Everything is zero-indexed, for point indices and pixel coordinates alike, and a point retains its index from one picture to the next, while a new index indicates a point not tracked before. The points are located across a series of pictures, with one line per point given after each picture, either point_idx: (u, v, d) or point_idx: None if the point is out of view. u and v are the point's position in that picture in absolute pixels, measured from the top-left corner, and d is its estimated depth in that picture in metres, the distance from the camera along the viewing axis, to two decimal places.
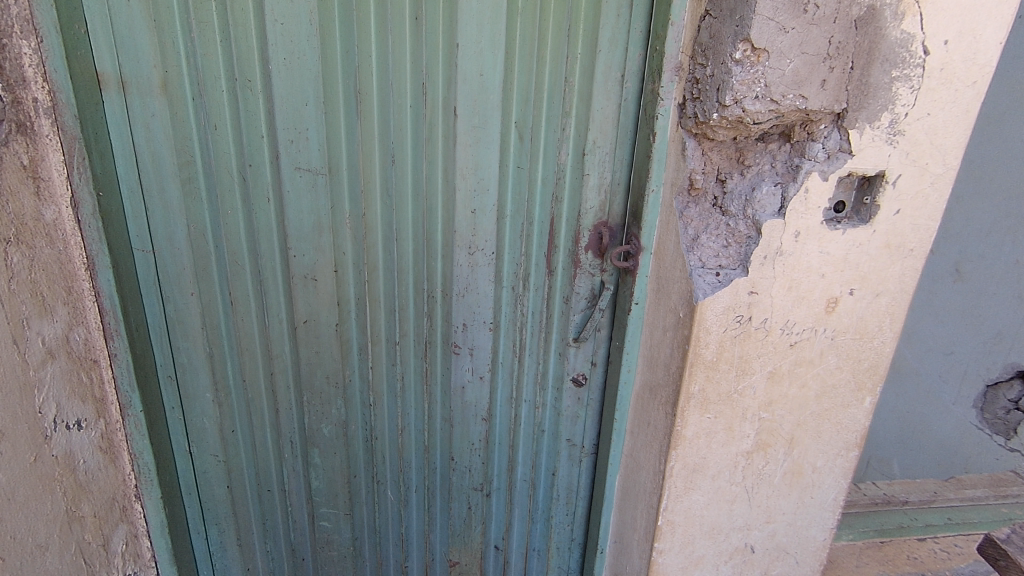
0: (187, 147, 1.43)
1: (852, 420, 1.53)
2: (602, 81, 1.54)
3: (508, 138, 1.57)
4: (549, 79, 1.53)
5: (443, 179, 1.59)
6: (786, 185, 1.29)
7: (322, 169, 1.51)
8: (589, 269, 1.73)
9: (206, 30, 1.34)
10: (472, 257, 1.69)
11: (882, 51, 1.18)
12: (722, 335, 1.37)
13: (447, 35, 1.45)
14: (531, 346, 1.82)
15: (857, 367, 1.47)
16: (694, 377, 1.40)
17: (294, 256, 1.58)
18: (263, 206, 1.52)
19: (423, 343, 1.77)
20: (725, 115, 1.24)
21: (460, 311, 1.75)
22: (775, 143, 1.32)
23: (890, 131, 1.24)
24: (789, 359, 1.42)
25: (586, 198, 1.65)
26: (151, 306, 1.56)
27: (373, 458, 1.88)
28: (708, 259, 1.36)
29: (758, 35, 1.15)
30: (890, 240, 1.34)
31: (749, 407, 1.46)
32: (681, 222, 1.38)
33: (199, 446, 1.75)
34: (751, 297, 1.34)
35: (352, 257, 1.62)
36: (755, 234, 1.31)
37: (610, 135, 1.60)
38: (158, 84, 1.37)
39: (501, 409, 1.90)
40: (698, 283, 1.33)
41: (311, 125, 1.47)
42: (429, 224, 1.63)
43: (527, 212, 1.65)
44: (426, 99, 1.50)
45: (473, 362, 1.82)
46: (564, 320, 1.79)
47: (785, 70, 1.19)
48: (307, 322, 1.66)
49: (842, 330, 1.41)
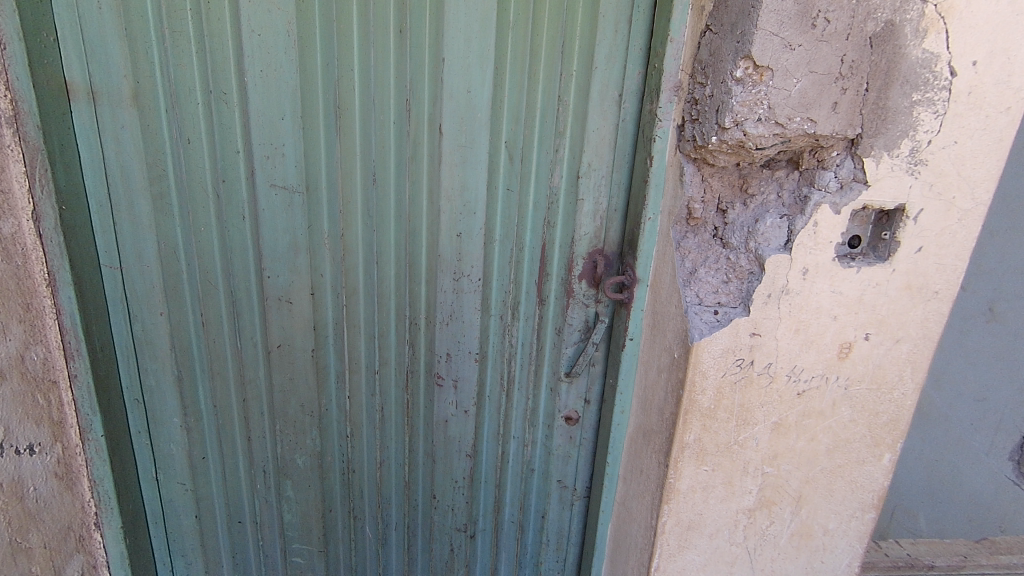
0: (159, 160, 1.37)
1: (869, 479, 1.36)
2: (598, 101, 1.45)
3: (498, 159, 1.48)
4: (541, 97, 1.43)
5: (427, 201, 1.50)
6: (793, 217, 1.15)
7: (298, 187, 1.44)
8: (583, 299, 1.62)
9: (180, 40, 1.29)
10: (458, 283, 1.59)
11: (902, 71, 1.04)
12: (721, 381, 1.23)
13: (433, 49, 1.38)
14: (519, 380, 1.71)
15: (874, 422, 1.30)
16: (688, 426, 1.26)
17: (269, 276, 1.51)
18: (237, 224, 1.45)
19: (404, 372, 1.67)
20: (725, 139, 1.11)
21: (444, 340, 1.64)
22: (782, 170, 1.19)
23: (911, 160, 1.09)
24: (797, 409, 1.27)
25: (580, 224, 1.55)
26: (118, 325, 1.49)
27: (350, 492, 1.78)
28: (705, 295, 1.23)
29: (760, 51, 1.01)
30: (912, 280, 1.18)
31: (751, 461, 1.31)
32: (678, 253, 1.27)
33: (167, 472, 1.66)
34: (753, 339, 1.20)
35: (330, 279, 1.54)
36: (757, 270, 1.17)
37: (607, 157, 1.49)
38: (129, 95, 1.31)
39: (488, 445, 1.78)
40: (694, 320, 1.21)
41: (287, 141, 1.40)
42: (413, 247, 1.54)
43: (517, 236, 1.55)
44: (410, 116, 1.42)
45: (457, 395, 1.71)
46: (556, 353, 1.69)
47: (791, 91, 1.04)
48: (280, 346, 1.58)
49: (857, 378, 1.26)
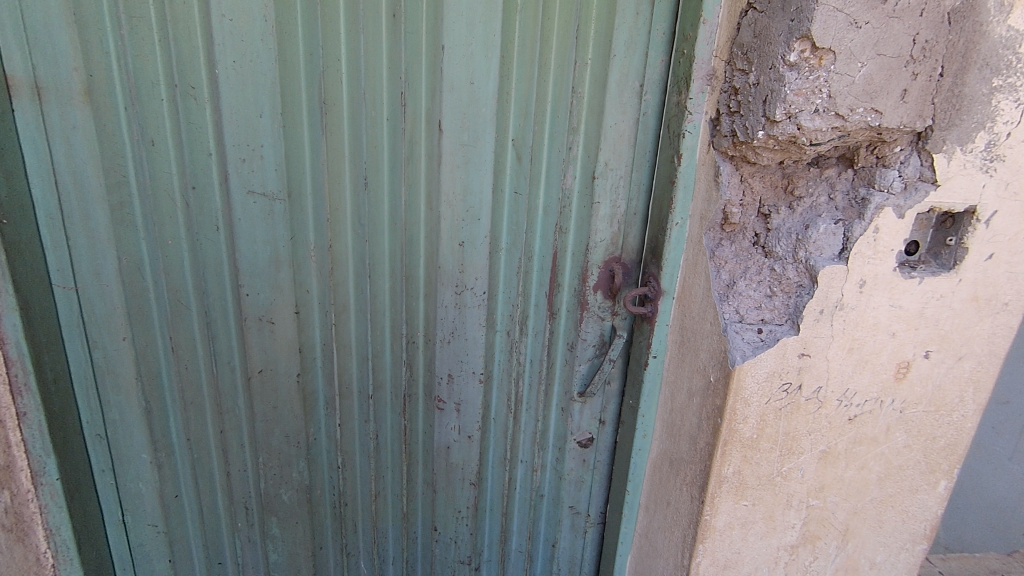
0: (117, 165, 1.19)
1: (921, 508, 1.23)
2: (617, 93, 1.30)
3: (504, 158, 1.32)
4: (552, 89, 1.28)
5: (426, 206, 1.34)
6: (849, 222, 1.01)
7: (279, 194, 1.27)
8: (598, 312, 1.47)
9: (138, 25, 1.11)
10: (460, 297, 1.42)
11: (981, 53, 0.90)
12: (765, 408, 1.09)
13: (431, 35, 1.22)
14: (528, 401, 1.57)
15: (930, 447, 1.17)
16: (728, 458, 1.12)
17: (246, 294, 1.33)
18: (210, 236, 1.27)
19: (402, 397, 1.51)
20: (774, 134, 0.96)
21: (446, 360, 1.48)
22: (833, 168, 1.05)
23: (986, 156, 0.95)
24: (847, 436, 1.13)
25: (596, 230, 1.40)
26: (74, 353, 1.29)
27: (342, 528, 1.61)
28: (748, 311, 1.09)
29: (822, 29, 0.87)
30: (979, 291, 1.05)
31: (795, 493, 1.17)
32: (713, 264, 1.13)
33: (135, 514, 1.46)
34: (802, 360, 1.06)
35: (317, 296, 1.37)
36: (808, 283, 1.03)
37: (625, 156, 1.34)
38: (81, 90, 1.13)
39: (493, 472, 1.63)
40: (734, 340, 1.07)
41: (266, 141, 1.23)
42: (410, 258, 1.39)
43: (526, 244, 1.40)
44: (405, 112, 1.27)
45: (460, 420, 1.54)
46: (568, 371, 1.54)
47: (855, 76, 0.89)
48: (262, 372, 1.41)
49: (913, 401, 1.12)
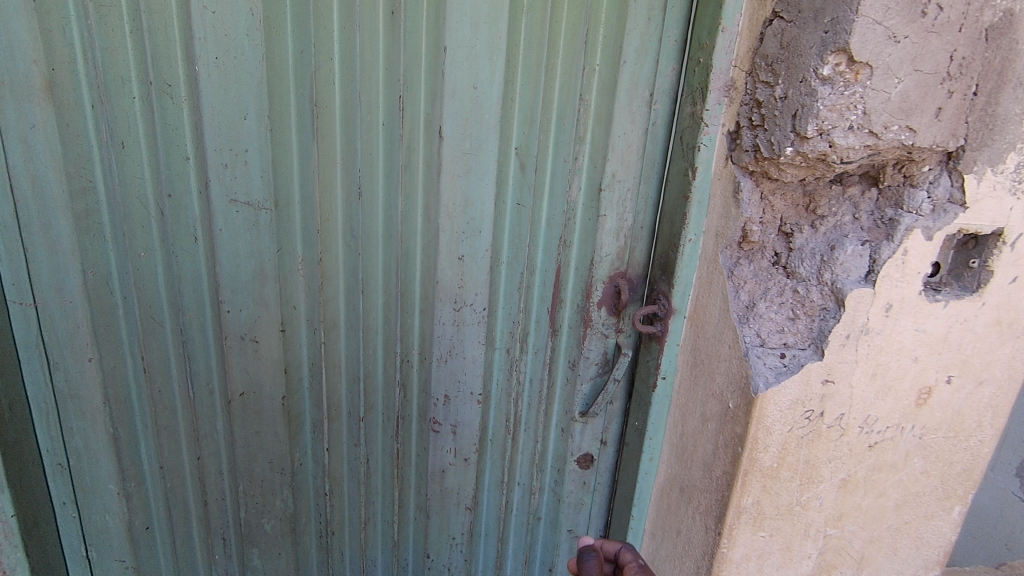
0: (83, 169, 1.07)
1: (936, 534, 1.20)
2: (626, 101, 1.22)
3: (507, 168, 1.25)
4: (559, 96, 1.21)
5: (423, 217, 1.26)
6: (876, 244, 0.97)
7: (264, 204, 1.17)
8: (602, 329, 1.40)
9: (108, 15, 1.00)
10: (459, 313, 1.34)
11: (1016, 72, 0.87)
12: (787, 436, 1.05)
13: (433, 36, 1.13)
14: (527, 421, 1.49)
15: (948, 472, 1.14)
16: (747, 489, 1.08)
17: (227, 310, 1.23)
18: (187, 247, 1.17)
19: (394, 419, 1.43)
20: (803, 151, 0.92)
21: (442, 379, 1.40)
22: (856, 186, 1.00)
23: (1015, 177, 0.93)
24: (867, 464, 1.09)
25: (601, 244, 1.33)
26: (33, 375, 1.17)
27: (329, 559, 1.53)
28: (769, 335, 1.05)
29: (861, 42, 0.82)
30: (1002, 315, 1.02)
31: (813, 523, 1.13)
32: (732, 284, 1.07)
33: (101, 549, 1.34)
34: (826, 387, 1.02)
35: (305, 312, 1.29)
36: (834, 307, 0.99)
37: (633, 168, 1.27)
38: (41, 86, 1.00)
39: (489, 495, 1.55)
40: (756, 365, 1.03)
41: (251, 145, 1.12)
42: (405, 273, 1.30)
43: (528, 258, 1.33)
44: (403, 116, 1.18)
45: (456, 442, 1.46)
46: (569, 390, 1.46)
47: (891, 93, 0.85)
48: (244, 395, 1.31)
49: (933, 427, 1.09)
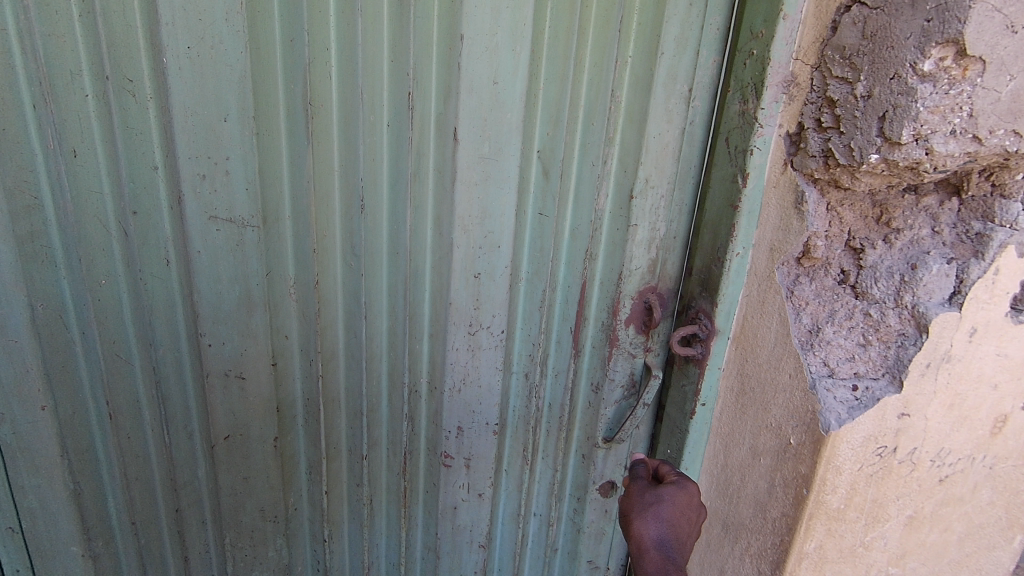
0: (25, 183, 0.87)
1: (994, 565, 1.13)
2: (663, 97, 1.08)
3: (529, 174, 1.10)
4: (588, 92, 1.07)
5: (433, 230, 1.10)
6: (964, 262, 0.88)
7: (250, 220, 0.99)
8: (630, 348, 1.26)
9: None
10: (473, 338, 1.19)
11: None
12: (857, 475, 0.96)
13: (447, 22, 0.97)
14: (545, 448, 1.36)
15: (1013, 502, 1.07)
16: (811, 533, 0.99)
17: (208, 344, 1.05)
18: (158, 271, 0.99)
19: (401, 454, 1.29)
20: (893, 158, 0.84)
21: (455, 410, 1.25)
22: (933, 197, 0.90)
23: None
24: (935, 499, 1.01)
25: (632, 256, 1.18)
26: None
27: None
28: (838, 363, 0.95)
29: (977, 34, 0.74)
30: None
31: (876, 562, 1.04)
32: (791, 305, 0.97)
33: None
34: (901, 421, 0.94)
35: (298, 342, 1.13)
36: (916, 332, 0.90)
37: (668, 172, 1.13)
38: None
39: (503, 529, 1.42)
40: (826, 399, 0.93)
41: (233, 152, 0.94)
42: (413, 294, 1.15)
43: (550, 273, 1.19)
44: (412, 116, 1.02)
45: (469, 477, 1.32)
46: (591, 415, 1.32)
47: (1002, 92, 0.78)
48: (230, 438, 1.14)
49: (1004, 456, 1.01)
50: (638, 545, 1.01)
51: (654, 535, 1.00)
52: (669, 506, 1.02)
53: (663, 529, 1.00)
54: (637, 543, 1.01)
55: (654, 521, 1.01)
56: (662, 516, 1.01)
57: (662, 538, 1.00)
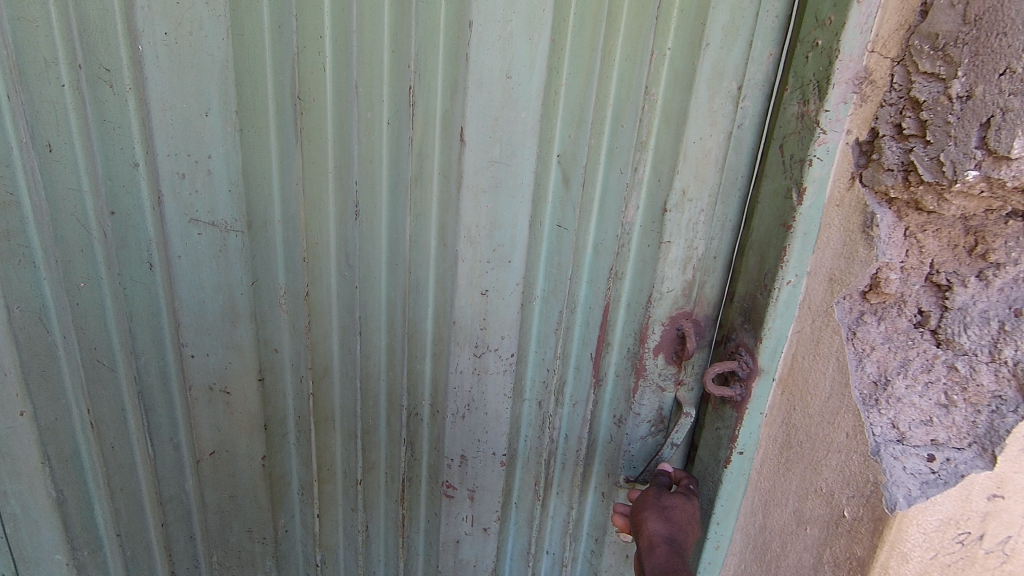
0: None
1: None
2: (707, 96, 0.91)
3: (546, 181, 0.97)
4: (618, 88, 0.92)
5: (438, 241, 1.00)
6: None
7: (233, 224, 0.92)
8: (659, 380, 1.09)
9: None
10: (480, 360, 1.08)
11: None
12: (928, 563, 0.83)
13: (455, 7, 0.86)
14: (559, 482, 1.21)
15: None
16: None
17: (191, 355, 0.98)
18: (140, 275, 0.89)
19: (398, 483, 1.22)
20: (1000, 177, 0.68)
21: (458, 439, 1.15)
22: None
23: None
24: None
25: (664, 277, 1.01)
26: None
27: None
28: (911, 427, 0.81)
29: None
30: None
31: None
32: (854, 351, 0.82)
33: None
34: (991, 503, 0.80)
35: (290, 356, 1.06)
36: (1015, 399, 0.75)
37: (710, 182, 0.96)
38: None
39: (512, 566, 1.30)
40: (893, 471, 0.80)
41: (215, 151, 0.87)
42: (414, 308, 1.06)
43: (569, 293, 1.05)
44: (414, 113, 0.92)
45: (473, 509, 1.21)
46: (612, 450, 1.15)
47: None
48: (215, 454, 1.07)
49: None
50: (645, 541, 0.88)
51: (664, 533, 0.88)
52: (682, 510, 0.92)
53: (675, 530, 0.89)
54: (645, 537, 0.89)
55: (665, 521, 0.90)
56: (674, 519, 0.91)
57: (673, 536, 0.88)
